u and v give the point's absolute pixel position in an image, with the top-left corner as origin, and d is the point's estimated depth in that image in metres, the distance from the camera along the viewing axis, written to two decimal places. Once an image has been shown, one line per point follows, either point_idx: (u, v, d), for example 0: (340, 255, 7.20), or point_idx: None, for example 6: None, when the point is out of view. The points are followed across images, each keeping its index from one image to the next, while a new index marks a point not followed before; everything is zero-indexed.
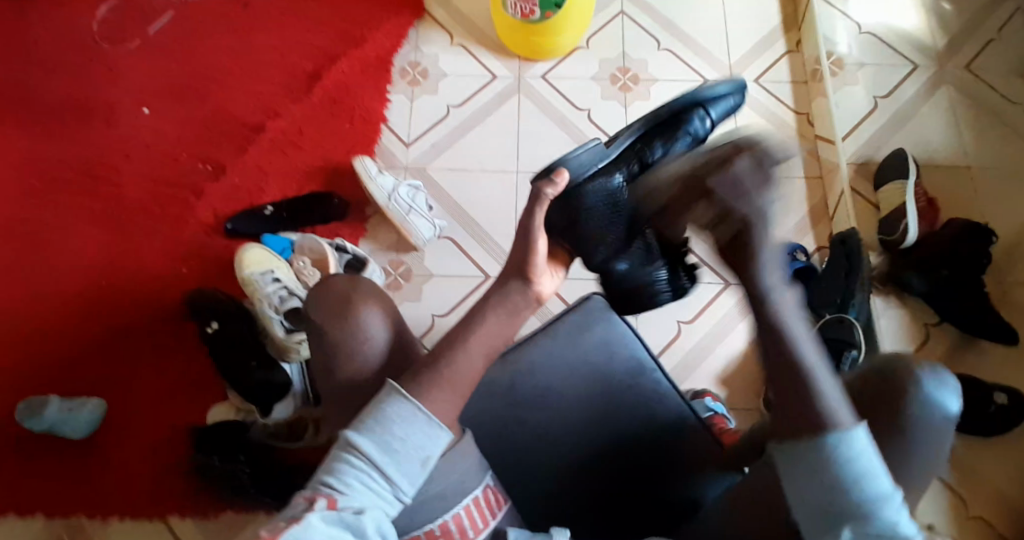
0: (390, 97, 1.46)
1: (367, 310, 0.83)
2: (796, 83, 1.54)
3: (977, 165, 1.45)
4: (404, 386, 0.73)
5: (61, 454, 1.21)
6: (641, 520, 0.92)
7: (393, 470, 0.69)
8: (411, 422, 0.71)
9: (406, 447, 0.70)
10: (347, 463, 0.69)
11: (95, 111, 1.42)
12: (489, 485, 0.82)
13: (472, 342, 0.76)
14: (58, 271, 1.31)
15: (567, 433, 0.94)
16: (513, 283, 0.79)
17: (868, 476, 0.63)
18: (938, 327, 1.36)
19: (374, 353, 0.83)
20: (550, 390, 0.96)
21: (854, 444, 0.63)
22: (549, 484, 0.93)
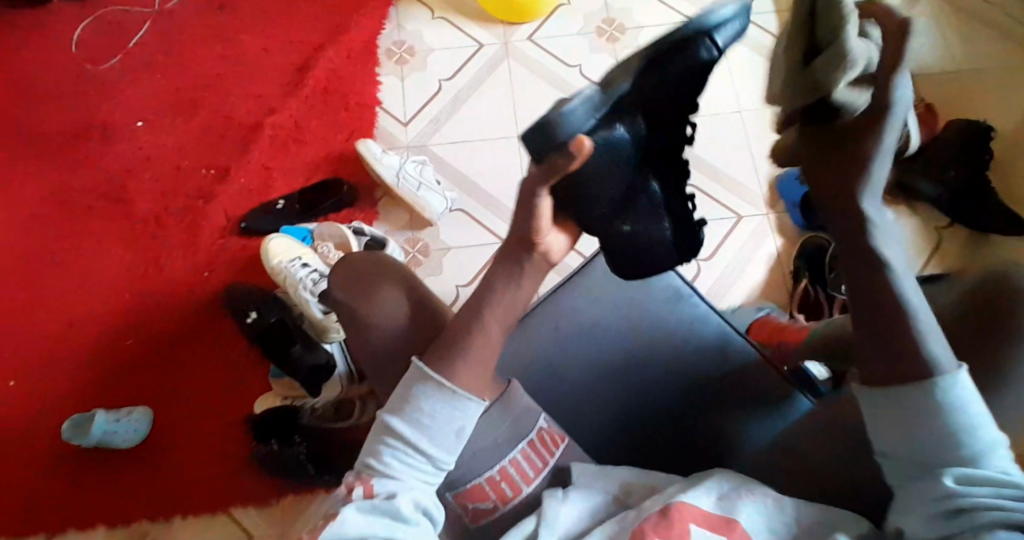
0: (381, 79, 1.46)
1: (384, 287, 0.85)
2: (779, 12, 1.56)
3: (965, 67, 1.47)
4: (429, 364, 0.76)
5: (110, 472, 1.19)
6: (709, 442, 0.92)
7: (432, 451, 0.74)
8: (447, 404, 0.74)
9: (442, 427, 0.74)
10: (388, 447, 0.74)
11: (87, 130, 1.39)
12: (543, 427, 0.85)
13: (490, 312, 0.77)
14: (78, 292, 1.29)
15: (617, 371, 0.95)
16: (517, 248, 0.75)
17: (976, 422, 0.62)
18: (950, 228, 1.38)
19: (404, 325, 0.83)
20: (591, 333, 0.96)
21: (958, 388, 0.62)
22: (610, 422, 0.93)
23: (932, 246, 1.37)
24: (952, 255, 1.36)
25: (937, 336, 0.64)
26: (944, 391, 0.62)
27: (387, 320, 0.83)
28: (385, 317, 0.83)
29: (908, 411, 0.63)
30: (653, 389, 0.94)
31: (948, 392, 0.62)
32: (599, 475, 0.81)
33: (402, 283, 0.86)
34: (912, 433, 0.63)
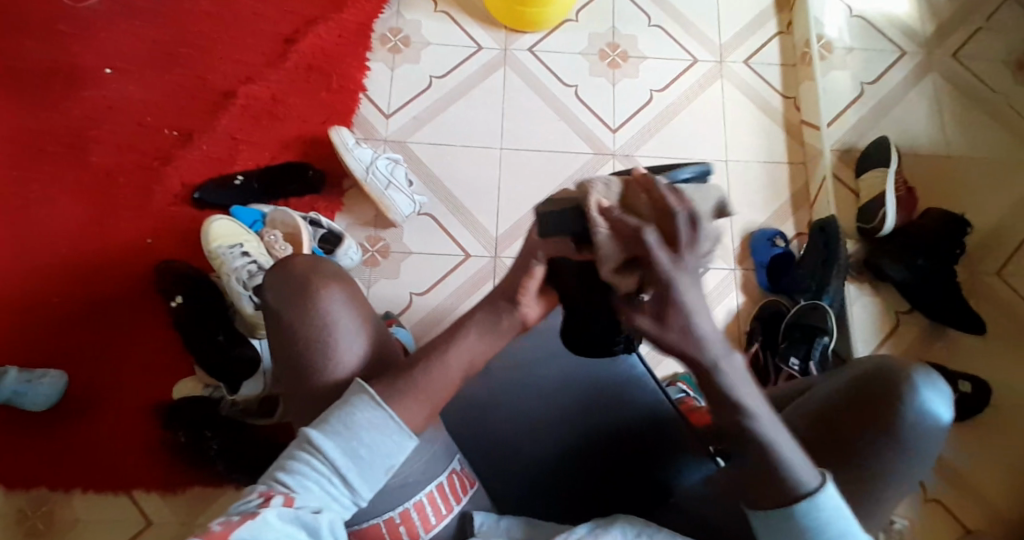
0: (370, 64, 1.42)
1: (336, 311, 0.83)
2: (785, 66, 1.52)
3: (958, 155, 1.45)
4: (375, 390, 0.77)
5: (23, 426, 1.20)
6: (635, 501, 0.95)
7: (356, 473, 0.75)
8: (380, 429, 0.76)
9: (370, 452, 0.75)
10: (308, 463, 0.74)
11: (55, 70, 1.37)
12: (455, 470, 0.86)
13: (452, 356, 0.80)
14: (19, 238, 1.28)
15: (554, 426, 0.96)
16: (500, 303, 0.80)
17: (843, 536, 0.69)
18: (909, 316, 1.38)
19: (358, 362, 0.83)
20: (533, 385, 0.97)
21: (825, 509, 0.69)
22: (543, 476, 0.95)
23: (888, 331, 1.37)
24: (907, 343, 1.36)
25: (805, 459, 0.70)
26: (814, 511, 0.69)
27: (342, 347, 0.82)
28: (339, 348, 0.82)
29: (784, 530, 0.70)
30: (581, 445, 0.96)
31: (822, 509, 0.69)
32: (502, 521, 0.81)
33: (363, 315, 0.85)
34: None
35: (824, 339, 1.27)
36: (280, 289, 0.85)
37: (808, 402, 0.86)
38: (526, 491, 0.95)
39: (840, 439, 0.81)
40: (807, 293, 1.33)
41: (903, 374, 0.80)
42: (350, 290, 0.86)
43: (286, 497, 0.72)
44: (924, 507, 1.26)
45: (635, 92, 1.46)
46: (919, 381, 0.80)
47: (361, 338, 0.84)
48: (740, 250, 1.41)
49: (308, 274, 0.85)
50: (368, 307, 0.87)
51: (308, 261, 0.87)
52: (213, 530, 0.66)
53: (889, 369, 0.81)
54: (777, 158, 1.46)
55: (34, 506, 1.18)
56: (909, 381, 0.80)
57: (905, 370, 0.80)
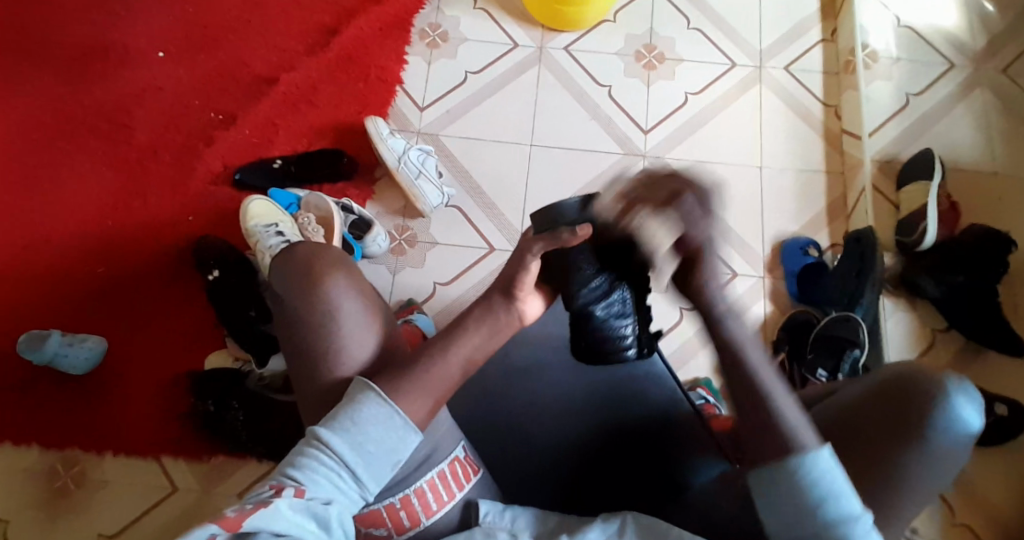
0: (408, 58, 1.45)
1: (348, 302, 0.86)
2: (827, 73, 1.50)
3: (1005, 172, 1.40)
4: (382, 387, 0.79)
5: (61, 387, 1.27)
6: (652, 493, 0.93)
7: (365, 468, 0.76)
8: (387, 425, 0.77)
9: (377, 448, 0.76)
10: (317, 459, 0.75)
11: (111, 53, 1.44)
12: (458, 457, 0.86)
13: (450, 352, 0.82)
14: (68, 210, 1.35)
15: (569, 416, 0.97)
16: (496, 299, 0.84)
17: (835, 495, 0.71)
18: (946, 334, 1.33)
19: (365, 346, 0.85)
20: (545, 372, 0.98)
21: (820, 466, 0.72)
22: (557, 463, 0.95)
23: (923, 347, 1.33)
24: (941, 360, 1.32)
25: (806, 425, 0.75)
26: (805, 469, 0.72)
27: (351, 335, 0.85)
28: (343, 326, 0.85)
29: (782, 479, 0.73)
30: (598, 437, 0.96)
31: (814, 467, 0.72)
32: (506, 513, 0.82)
33: (363, 295, 0.88)
34: (785, 503, 0.73)
35: (856, 352, 1.23)
36: (287, 270, 0.89)
37: (828, 410, 0.84)
38: (537, 477, 0.94)
39: (871, 445, 0.79)
40: (838, 306, 1.30)
41: (933, 384, 0.78)
42: (350, 273, 0.90)
43: (296, 489, 0.72)
44: (949, 530, 1.22)
45: (671, 94, 1.45)
46: (949, 386, 0.77)
47: (369, 331, 0.86)
48: (771, 258, 1.38)
49: (313, 258, 0.90)
50: (370, 290, 0.90)
51: (327, 253, 0.92)
52: (227, 515, 0.66)
53: (914, 373, 0.80)
54: (814, 166, 1.44)
55: (65, 464, 1.23)
56: (937, 381, 0.78)
57: (935, 379, 0.78)
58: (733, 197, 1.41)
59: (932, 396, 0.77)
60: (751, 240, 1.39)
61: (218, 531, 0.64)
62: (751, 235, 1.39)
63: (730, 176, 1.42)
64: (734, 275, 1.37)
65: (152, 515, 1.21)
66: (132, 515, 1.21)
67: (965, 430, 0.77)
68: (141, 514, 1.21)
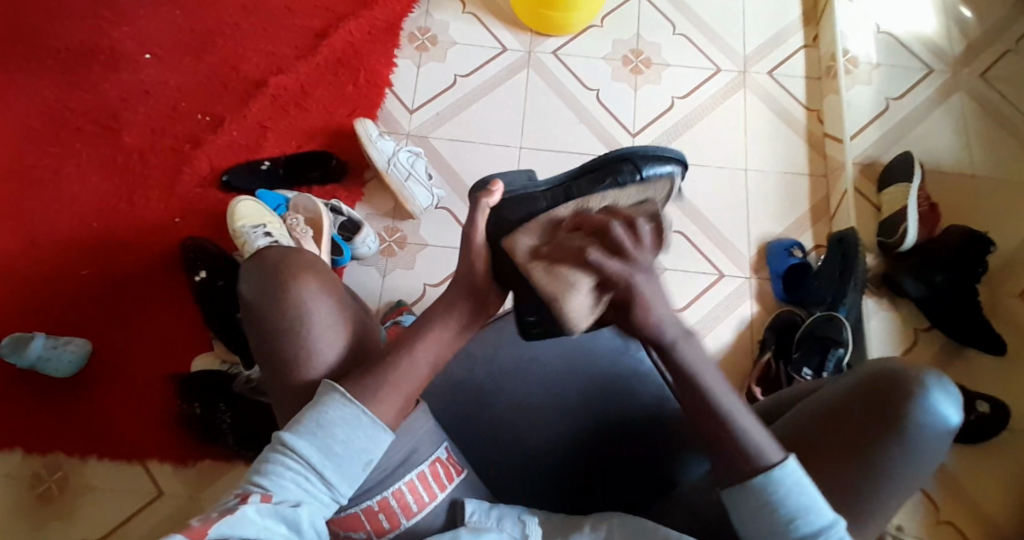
0: (396, 61, 1.46)
1: (310, 296, 0.86)
2: (810, 79, 1.52)
3: (982, 175, 1.43)
4: (347, 390, 0.79)
5: (44, 390, 1.25)
6: (635, 490, 0.95)
7: (333, 470, 0.76)
8: (353, 424, 0.77)
9: (345, 449, 0.77)
10: (283, 464, 0.75)
11: (97, 54, 1.43)
12: (438, 458, 0.85)
13: (417, 350, 0.81)
14: (52, 211, 1.33)
15: (558, 415, 0.97)
16: (460, 293, 0.82)
17: (806, 509, 0.74)
18: (928, 333, 1.36)
19: (332, 338, 0.85)
20: (534, 369, 0.99)
21: (790, 476, 0.74)
22: (546, 461, 0.95)
23: (905, 347, 1.35)
24: (924, 358, 1.34)
25: (771, 440, 0.76)
26: (772, 485, 0.74)
27: (316, 327, 0.85)
28: (316, 327, 0.85)
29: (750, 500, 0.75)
30: (586, 434, 0.97)
31: (782, 482, 0.74)
32: (490, 513, 0.82)
33: (337, 295, 0.88)
34: (760, 516, 0.74)
35: (840, 350, 1.24)
36: (258, 273, 0.89)
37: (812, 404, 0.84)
38: (525, 473, 0.95)
39: (847, 436, 0.80)
40: (822, 305, 1.32)
41: (913, 380, 0.80)
42: (323, 274, 0.90)
43: (263, 494, 0.73)
44: (932, 525, 1.25)
45: (657, 98, 1.47)
46: (929, 382, 0.80)
47: (336, 322, 0.86)
48: (756, 258, 1.40)
49: (284, 260, 0.90)
50: (343, 290, 0.90)
51: (289, 250, 0.92)
52: (192, 525, 0.65)
53: (900, 370, 0.81)
54: (798, 168, 1.46)
55: (50, 468, 1.21)
56: (918, 380, 0.80)
57: (917, 375, 0.80)
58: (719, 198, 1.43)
59: (911, 391, 0.80)
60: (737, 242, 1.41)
61: None
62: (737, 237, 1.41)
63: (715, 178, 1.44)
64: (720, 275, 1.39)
65: (137, 520, 1.19)
66: (117, 520, 1.19)
67: (942, 425, 0.79)
68: (127, 519, 1.19)
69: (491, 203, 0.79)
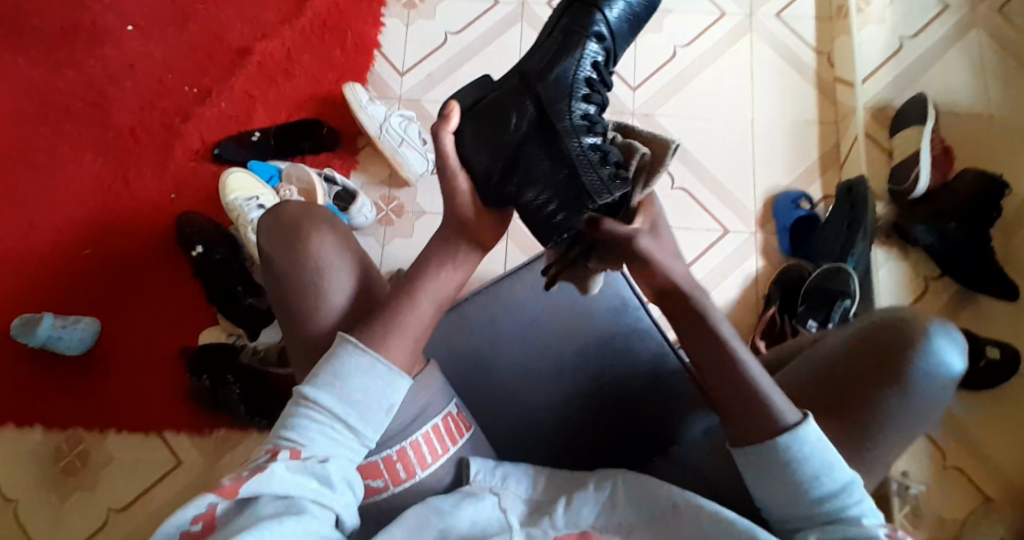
0: (385, 21, 1.41)
1: (323, 250, 0.83)
2: (819, 19, 1.45)
3: (1000, 115, 1.37)
4: (359, 339, 0.78)
5: (57, 370, 1.27)
6: (637, 444, 0.95)
7: (358, 418, 0.75)
8: (370, 372, 0.76)
9: (367, 397, 0.75)
10: (308, 416, 0.74)
11: (83, 28, 1.41)
12: (450, 413, 0.85)
13: (421, 296, 0.81)
14: (50, 193, 1.33)
15: (556, 370, 0.97)
16: (451, 233, 0.84)
17: (827, 468, 0.74)
18: (938, 281, 1.33)
19: (344, 296, 0.83)
20: (531, 328, 0.99)
21: (806, 441, 0.74)
22: (544, 415, 0.96)
23: (915, 296, 1.32)
24: (935, 308, 1.32)
25: (787, 401, 0.77)
26: (795, 444, 0.74)
27: (328, 286, 0.82)
28: (327, 287, 0.82)
29: (770, 465, 0.75)
30: (587, 389, 0.97)
31: (800, 443, 0.74)
32: (496, 471, 0.82)
33: (351, 252, 0.85)
34: (777, 478, 0.74)
35: (846, 302, 1.21)
36: (269, 233, 0.85)
37: (813, 356, 0.84)
38: (524, 429, 0.96)
39: (850, 385, 0.81)
40: (829, 257, 1.28)
41: (917, 326, 0.80)
42: (335, 227, 0.86)
43: (292, 451, 0.71)
44: (944, 474, 1.24)
45: (658, 49, 1.42)
46: (933, 329, 0.80)
47: (347, 280, 0.83)
48: (763, 211, 1.37)
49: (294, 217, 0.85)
50: (355, 244, 0.86)
51: (302, 203, 0.88)
52: (224, 485, 0.66)
53: (904, 317, 0.81)
54: (806, 116, 1.41)
55: (68, 445, 1.25)
56: (923, 328, 0.80)
57: (922, 322, 0.80)
58: (724, 151, 1.39)
59: (914, 335, 0.80)
60: (742, 195, 1.37)
61: (217, 499, 0.66)
62: (742, 191, 1.38)
63: (719, 129, 1.39)
64: (725, 232, 1.36)
65: (157, 489, 1.23)
66: (138, 490, 1.23)
67: (946, 371, 0.79)
68: (145, 491, 1.23)
69: (449, 128, 0.79)
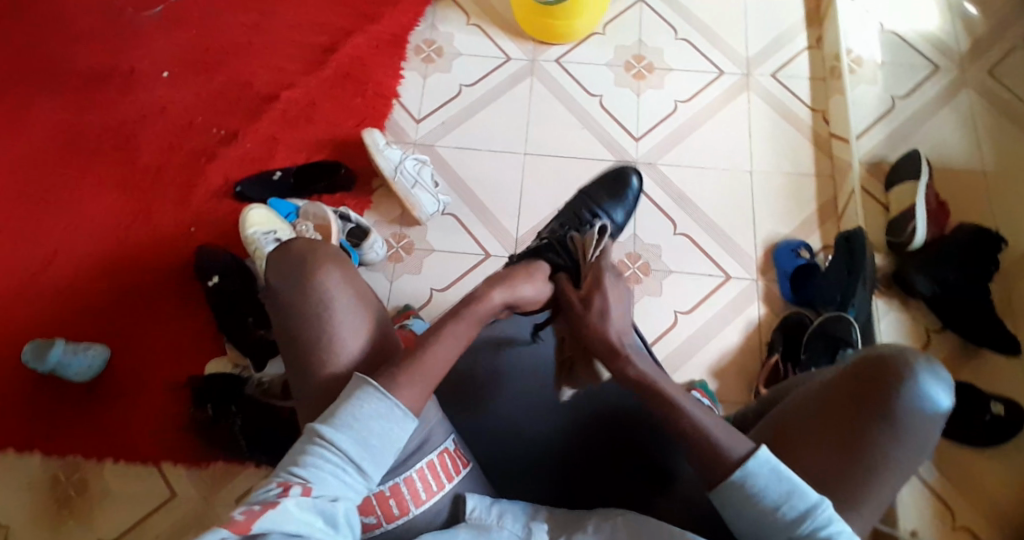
0: (403, 73, 1.50)
1: (337, 292, 0.86)
2: (814, 79, 1.53)
3: (991, 171, 1.42)
4: (378, 383, 0.80)
5: (65, 396, 1.29)
6: (636, 480, 0.94)
7: (369, 461, 0.78)
8: (386, 417, 0.79)
9: (380, 441, 0.78)
10: (320, 456, 0.76)
11: (119, 74, 1.49)
12: (447, 449, 0.87)
13: (439, 347, 0.84)
14: (74, 225, 1.38)
15: (562, 405, 0.98)
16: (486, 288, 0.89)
17: (790, 494, 0.76)
18: (940, 334, 1.34)
19: (359, 340, 0.86)
20: (542, 355, 1.02)
21: (761, 471, 0.76)
22: (548, 448, 0.96)
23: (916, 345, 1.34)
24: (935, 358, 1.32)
25: (736, 433, 0.79)
26: (748, 476, 0.76)
27: (342, 331, 0.85)
28: (344, 330, 0.85)
29: (734, 501, 0.77)
30: (591, 424, 0.97)
31: (755, 474, 0.76)
32: (492, 508, 0.83)
33: (361, 293, 0.88)
34: (747, 511, 0.77)
35: (848, 350, 1.23)
36: (282, 271, 0.87)
37: (799, 396, 0.85)
38: (527, 463, 0.96)
39: (838, 423, 0.80)
40: (832, 306, 1.30)
41: (901, 362, 0.80)
42: (347, 272, 0.88)
43: (304, 487, 0.74)
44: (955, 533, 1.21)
45: (660, 103, 1.49)
46: (917, 364, 0.80)
47: (360, 322, 0.86)
48: (763, 260, 1.40)
49: (305, 261, 0.87)
50: (367, 293, 0.89)
51: (313, 241, 0.90)
52: (235, 519, 0.68)
53: (888, 353, 0.81)
54: (804, 169, 1.46)
55: (69, 471, 1.25)
56: (907, 363, 0.80)
57: (906, 358, 0.81)
58: (724, 200, 1.44)
59: (898, 370, 0.80)
60: (742, 243, 1.41)
61: (228, 534, 0.66)
62: (744, 238, 1.41)
63: (720, 180, 1.45)
64: (726, 277, 1.39)
65: (152, 522, 1.22)
66: (133, 522, 1.23)
67: (933, 405, 0.80)
68: (142, 521, 1.23)
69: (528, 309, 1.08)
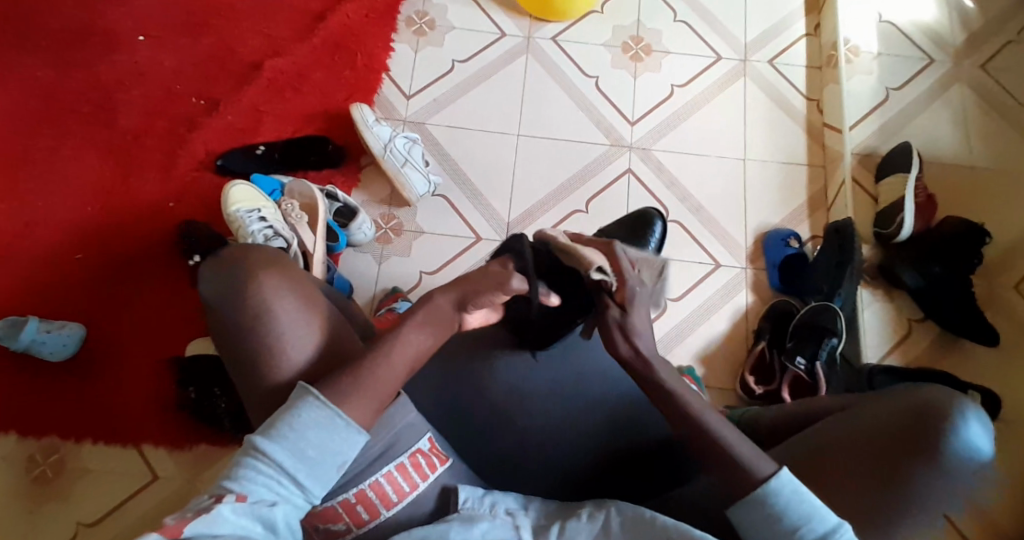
0: (395, 45, 1.45)
1: (273, 299, 0.81)
2: (810, 67, 1.51)
3: (980, 167, 1.43)
4: (322, 391, 0.77)
5: (40, 373, 1.25)
6: (645, 479, 0.93)
7: (306, 472, 0.74)
8: (328, 429, 0.75)
9: (319, 453, 0.75)
10: (253, 468, 0.73)
11: (93, 33, 1.42)
12: (421, 449, 0.84)
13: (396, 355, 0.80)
14: (46, 194, 1.32)
15: (566, 406, 0.96)
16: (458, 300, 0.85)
17: (808, 515, 0.73)
18: (921, 324, 1.35)
19: (307, 350, 0.81)
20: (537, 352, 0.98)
21: (783, 488, 0.74)
22: (562, 460, 0.93)
23: (898, 338, 1.35)
24: (916, 350, 1.34)
25: (759, 452, 0.77)
26: (771, 496, 0.74)
27: (290, 344, 0.81)
28: (287, 341, 0.81)
29: (756, 521, 0.75)
30: (597, 425, 0.95)
31: (779, 491, 0.74)
32: (484, 497, 0.81)
33: (301, 296, 0.83)
34: (762, 521, 0.74)
35: (833, 341, 1.23)
36: (214, 282, 0.83)
37: (840, 426, 0.84)
38: (539, 470, 0.93)
39: (879, 462, 0.80)
40: (818, 295, 1.31)
41: (948, 408, 0.79)
42: (285, 271, 0.84)
43: (236, 496, 0.71)
44: None
45: (656, 87, 1.47)
46: (963, 409, 0.79)
47: (308, 330, 0.82)
48: (752, 250, 1.39)
49: (242, 256, 0.84)
50: (310, 288, 0.85)
51: (247, 247, 0.86)
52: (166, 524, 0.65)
53: (934, 401, 0.80)
54: (796, 159, 1.45)
55: (45, 452, 1.22)
56: (953, 409, 0.79)
57: (952, 404, 0.80)
58: (717, 187, 1.42)
59: (943, 414, 0.79)
60: (733, 232, 1.40)
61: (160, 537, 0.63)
62: (735, 227, 1.41)
63: (713, 167, 1.43)
64: (716, 266, 1.38)
65: (130, 505, 1.19)
66: (111, 505, 1.19)
67: (974, 453, 0.78)
68: (120, 504, 1.19)
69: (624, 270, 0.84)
